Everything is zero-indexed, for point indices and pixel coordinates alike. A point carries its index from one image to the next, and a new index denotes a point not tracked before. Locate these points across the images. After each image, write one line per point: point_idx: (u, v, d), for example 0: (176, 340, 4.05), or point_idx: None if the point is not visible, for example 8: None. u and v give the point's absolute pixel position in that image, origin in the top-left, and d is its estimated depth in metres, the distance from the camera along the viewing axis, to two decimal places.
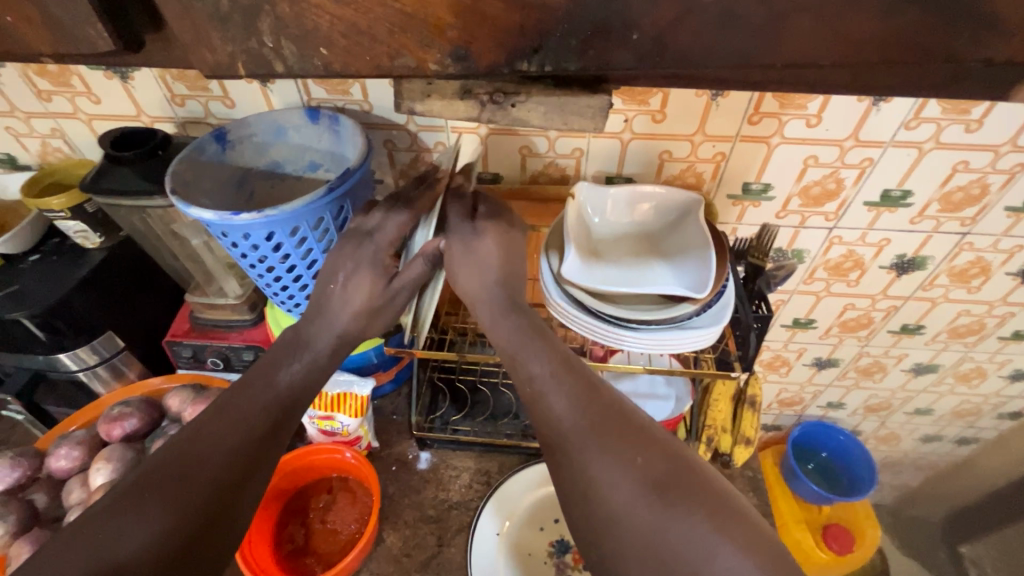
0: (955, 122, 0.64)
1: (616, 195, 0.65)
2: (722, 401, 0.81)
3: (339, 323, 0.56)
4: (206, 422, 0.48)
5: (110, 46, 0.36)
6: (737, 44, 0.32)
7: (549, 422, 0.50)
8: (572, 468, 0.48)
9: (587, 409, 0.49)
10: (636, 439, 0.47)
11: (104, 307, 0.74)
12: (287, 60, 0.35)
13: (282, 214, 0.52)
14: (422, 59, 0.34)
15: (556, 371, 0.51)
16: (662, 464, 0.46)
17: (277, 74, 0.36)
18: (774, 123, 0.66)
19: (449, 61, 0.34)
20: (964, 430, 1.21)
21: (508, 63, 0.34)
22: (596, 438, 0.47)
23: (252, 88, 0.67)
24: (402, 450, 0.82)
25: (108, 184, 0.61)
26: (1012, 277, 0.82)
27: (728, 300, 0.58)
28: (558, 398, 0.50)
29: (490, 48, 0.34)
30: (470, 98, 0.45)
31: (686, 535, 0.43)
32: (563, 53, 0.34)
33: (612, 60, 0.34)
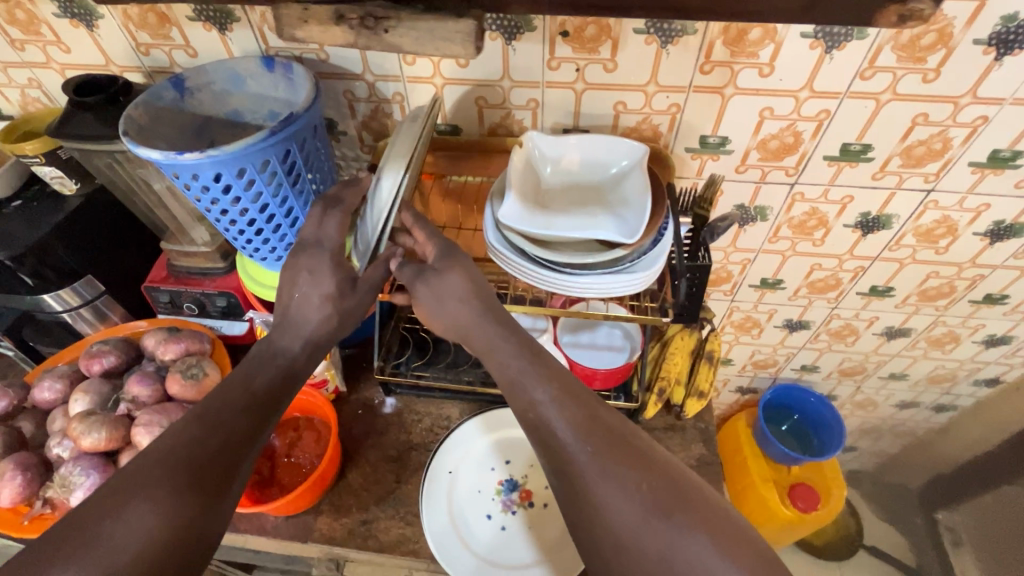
0: (911, 72, 0.62)
1: (563, 144, 0.66)
2: (679, 354, 0.84)
3: (308, 329, 0.58)
4: (201, 423, 0.51)
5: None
6: None
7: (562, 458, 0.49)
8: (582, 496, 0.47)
9: (593, 439, 0.49)
10: (637, 460, 0.48)
11: (83, 252, 0.78)
12: None
13: (225, 155, 0.55)
14: None
15: (557, 397, 0.51)
16: (663, 485, 0.46)
17: None
18: (726, 73, 0.65)
19: None
20: (941, 397, 1.22)
21: None
22: (599, 464, 0.47)
23: (212, 37, 0.69)
24: (369, 396, 0.86)
25: (73, 129, 0.64)
26: (980, 237, 0.81)
27: (663, 248, 0.59)
28: (559, 425, 0.50)
29: None
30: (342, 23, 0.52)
31: (691, 552, 0.43)
32: None
33: None
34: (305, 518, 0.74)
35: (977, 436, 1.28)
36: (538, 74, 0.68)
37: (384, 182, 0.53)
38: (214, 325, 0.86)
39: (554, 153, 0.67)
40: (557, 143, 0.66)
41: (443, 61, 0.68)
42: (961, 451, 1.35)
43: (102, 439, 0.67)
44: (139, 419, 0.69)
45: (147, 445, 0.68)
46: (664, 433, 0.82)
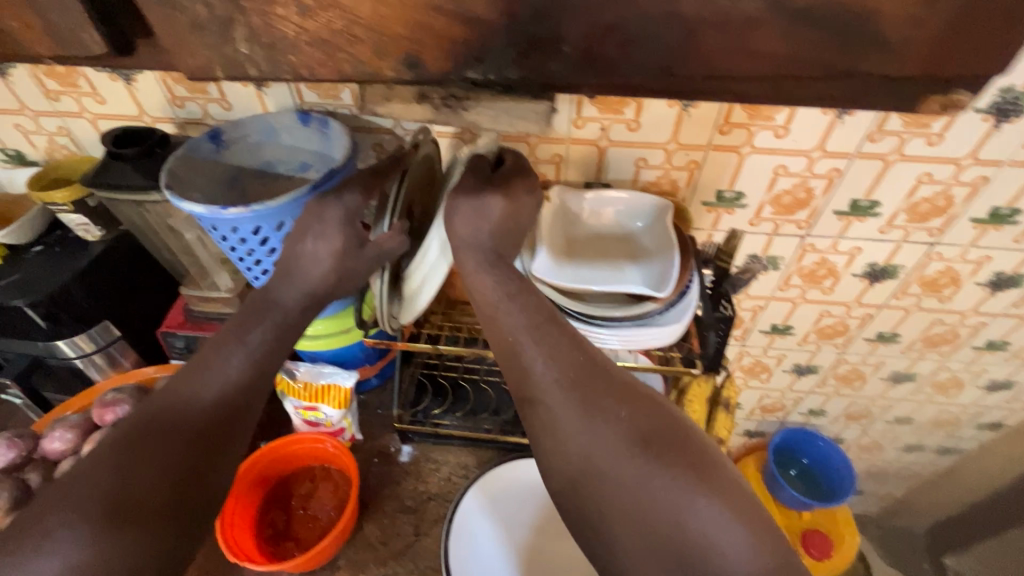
0: (916, 135, 0.67)
1: (484, 207, 0.55)
2: (698, 402, 0.83)
3: (308, 280, 0.57)
4: (167, 419, 0.48)
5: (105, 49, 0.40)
6: (662, 52, 0.36)
7: (504, 347, 0.54)
8: (515, 366, 0.53)
9: (567, 367, 0.51)
10: (621, 395, 0.51)
11: (102, 298, 0.77)
12: (261, 66, 0.38)
13: (268, 209, 0.56)
14: (380, 67, 0.38)
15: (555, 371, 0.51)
16: (643, 421, 0.49)
17: (250, 76, 0.39)
18: (744, 133, 0.69)
19: (404, 68, 0.38)
20: (945, 441, 1.23)
21: (456, 72, 0.38)
22: (571, 393, 0.50)
23: (248, 92, 0.71)
24: (384, 444, 0.85)
25: (109, 179, 0.64)
26: (982, 287, 0.85)
27: (691, 300, 0.60)
28: (545, 377, 0.51)
29: (439, 57, 0.37)
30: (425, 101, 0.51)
31: (655, 479, 0.46)
32: (503, 62, 0.37)
33: (547, 70, 0.37)
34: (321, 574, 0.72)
35: (981, 479, 1.29)
36: (563, 131, 0.71)
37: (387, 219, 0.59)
38: None
39: (479, 219, 0.55)
40: (472, 205, 0.55)
41: None
42: (965, 494, 1.36)
43: None
44: None
45: None
46: None
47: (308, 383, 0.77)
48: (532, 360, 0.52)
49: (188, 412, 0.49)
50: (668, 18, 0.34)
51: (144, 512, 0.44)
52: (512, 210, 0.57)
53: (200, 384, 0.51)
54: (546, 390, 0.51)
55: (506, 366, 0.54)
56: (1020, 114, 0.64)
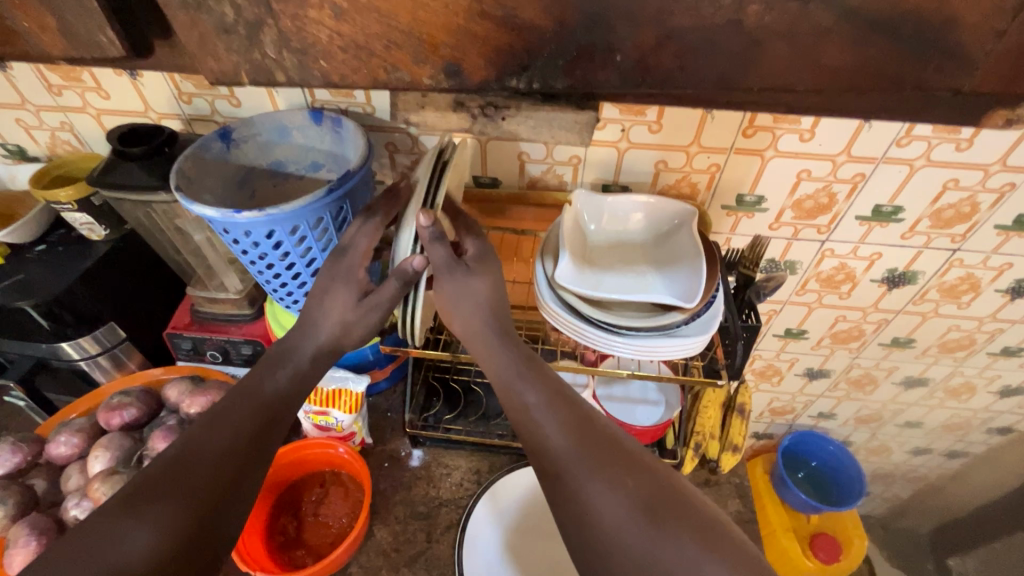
0: (946, 141, 0.65)
1: (468, 287, 0.57)
2: (713, 407, 0.79)
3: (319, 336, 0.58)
4: (201, 430, 0.51)
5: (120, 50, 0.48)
6: (709, 62, 0.41)
7: (518, 416, 0.56)
8: (531, 428, 0.54)
9: (578, 438, 0.52)
10: (632, 468, 0.50)
11: (108, 299, 0.75)
12: (288, 68, 0.43)
13: (283, 213, 0.54)
14: (418, 74, 0.43)
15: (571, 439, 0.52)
16: (642, 488, 0.49)
17: (277, 80, 0.44)
18: (768, 137, 0.67)
19: (443, 75, 0.43)
20: (954, 444, 1.23)
21: (500, 79, 0.43)
22: (587, 466, 0.50)
23: (258, 90, 0.69)
24: (395, 448, 0.83)
25: (115, 179, 0.62)
26: (1002, 294, 0.84)
27: (717, 310, 0.59)
28: (550, 427, 0.53)
29: (482, 65, 0.42)
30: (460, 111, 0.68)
31: (670, 547, 0.45)
32: (550, 71, 0.42)
33: (598, 78, 0.42)
34: None
35: (988, 483, 1.29)
36: (582, 132, 0.69)
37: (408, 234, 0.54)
38: (235, 373, 0.83)
39: (468, 298, 0.58)
40: (457, 284, 0.57)
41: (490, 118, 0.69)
42: (972, 497, 1.36)
43: None
44: None
45: None
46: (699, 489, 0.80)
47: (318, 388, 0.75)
48: (545, 424, 0.53)
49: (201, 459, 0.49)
50: (727, 26, 0.39)
51: (171, 500, 0.46)
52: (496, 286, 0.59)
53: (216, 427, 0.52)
54: (558, 455, 0.52)
55: (522, 431, 0.55)
56: None
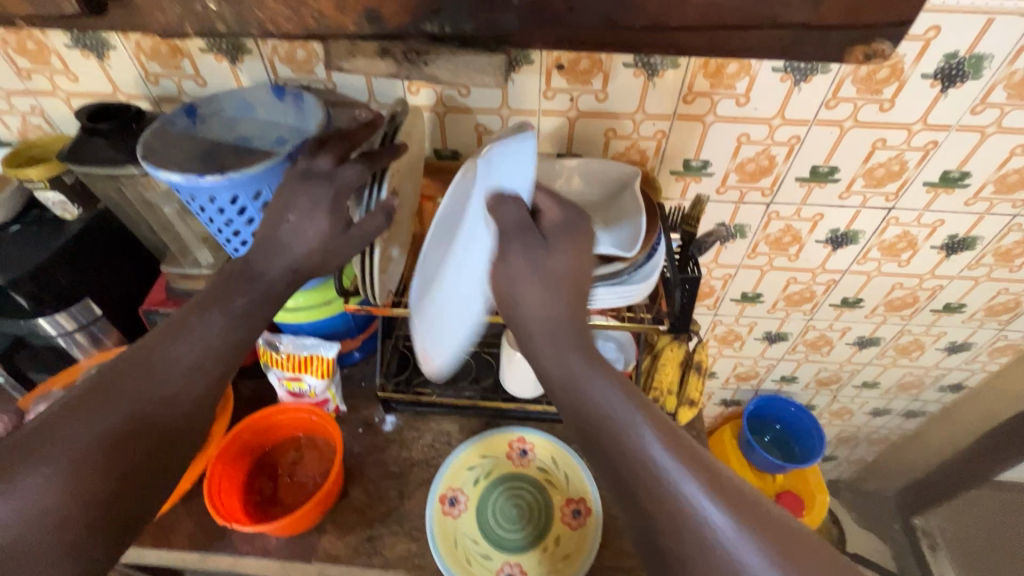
0: (869, 102, 0.70)
1: (544, 263, 0.52)
2: (670, 365, 0.86)
3: (292, 254, 0.57)
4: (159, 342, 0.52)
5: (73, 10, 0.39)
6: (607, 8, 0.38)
7: (563, 381, 0.49)
8: (571, 399, 0.49)
9: (656, 427, 0.46)
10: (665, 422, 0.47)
11: (82, 276, 0.77)
12: (228, 22, 0.40)
13: (244, 177, 0.57)
14: (342, 23, 0.40)
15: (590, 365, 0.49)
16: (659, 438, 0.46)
17: (218, 33, 0.41)
18: (707, 102, 0.71)
19: (364, 23, 0.40)
20: (910, 404, 1.29)
21: (414, 26, 0.39)
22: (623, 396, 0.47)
23: (222, 68, 0.72)
24: (368, 414, 0.87)
25: (86, 155, 0.65)
26: (937, 250, 0.89)
27: (657, 261, 0.63)
28: (593, 385, 0.48)
29: (396, 11, 0.39)
30: (387, 57, 0.53)
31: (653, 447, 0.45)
32: (459, 15, 0.39)
33: (499, 24, 0.39)
34: (307, 538, 0.74)
35: (944, 441, 1.36)
36: (534, 103, 0.73)
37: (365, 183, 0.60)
38: None
39: (547, 270, 0.52)
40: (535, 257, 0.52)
41: (446, 93, 0.73)
42: (933, 455, 1.42)
43: None
44: None
45: None
46: None
47: (290, 354, 0.78)
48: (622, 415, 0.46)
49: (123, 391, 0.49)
50: None
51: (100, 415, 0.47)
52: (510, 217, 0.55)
53: (173, 350, 0.52)
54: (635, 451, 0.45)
55: (563, 399, 0.49)
56: (965, 79, 0.67)
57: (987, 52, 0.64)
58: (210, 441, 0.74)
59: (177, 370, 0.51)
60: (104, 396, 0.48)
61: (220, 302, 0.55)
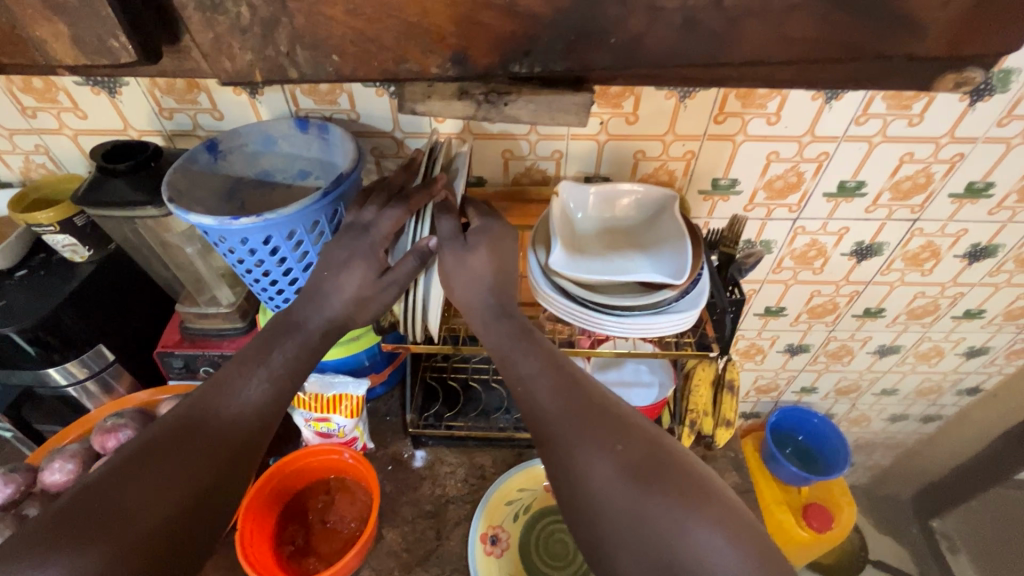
0: (899, 117, 0.70)
1: (465, 261, 0.58)
2: (704, 385, 0.83)
3: (330, 309, 0.58)
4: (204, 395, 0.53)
5: (132, 57, 0.39)
6: (696, 46, 0.38)
7: (512, 378, 0.56)
8: (516, 385, 0.55)
9: (565, 399, 0.53)
10: (616, 427, 0.51)
11: (95, 320, 0.74)
12: (302, 67, 0.39)
13: (280, 217, 0.55)
14: (425, 64, 0.39)
15: (541, 368, 0.55)
16: (632, 451, 0.50)
17: (292, 81, 0.40)
18: (738, 122, 0.71)
19: (450, 64, 0.39)
20: (928, 408, 1.29)
21: (503, 66, 0.39)
22: (578, 424, 0.51)
23: (240, 100, 0.69)
24: (397, 450, 0.84)
25: (103, 196, 0.62)
26: (960, 259, 0.89)
27: (704, 287, 0.62)
28: (540, 388, 0.54)
29: (485, 52, 0.39)
30: (466, 99, 0.50)
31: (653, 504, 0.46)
32: (551, 55, 0.39)
33: (591, 61, 0.39)
34: None
35: (960, 444, 1.36)
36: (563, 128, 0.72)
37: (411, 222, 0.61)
38: None
39: (465, 275, 0.58)
40: (456, 257, 0.58)
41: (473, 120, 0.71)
42: (950, 457, 1.42)
43: None
44: None
45: None
46: None
47: (317, 394, 0.75)
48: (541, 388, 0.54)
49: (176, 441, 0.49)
50: (707, 6, 0.36)
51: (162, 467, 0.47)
52: (497, 254, 0.60)
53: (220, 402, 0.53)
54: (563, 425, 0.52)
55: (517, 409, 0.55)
56: (993, 93, 0.67)
57: (1015, 66, 0.65)
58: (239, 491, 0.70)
59: (225, 420, 0.52)
60: (162, 453, 0.48)
61: (262, 360, 0.56)
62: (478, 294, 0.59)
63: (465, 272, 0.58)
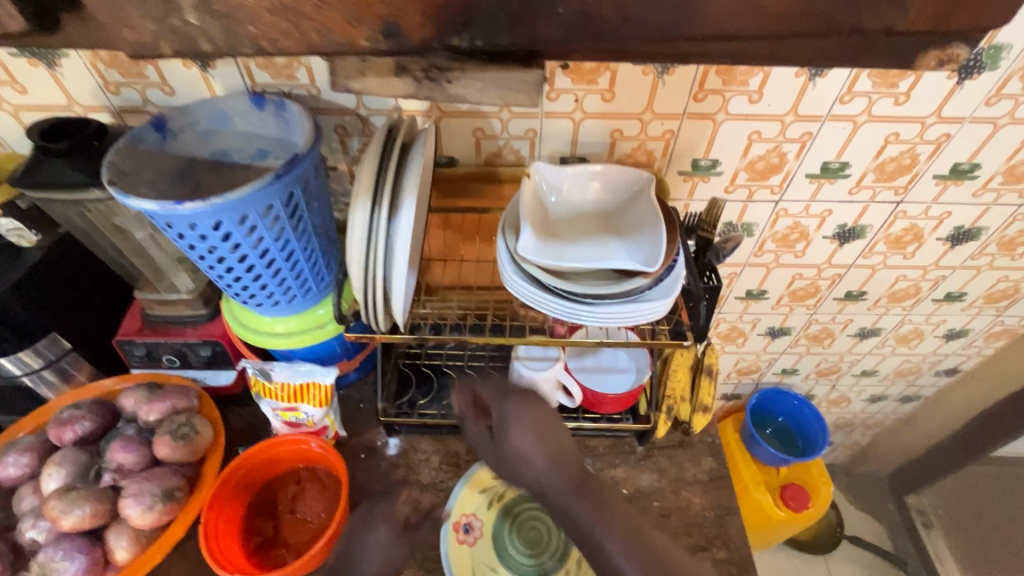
0: (884, 96, 0.67)
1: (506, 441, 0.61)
2: (682, 370, 0.82)
3: None
4: None
5: (21, 25, 0.38)
6: (660, 14, 0.36)
7: (533, 484, 0.61)
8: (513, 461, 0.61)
9: (560, 469, 0.60)
10: (649, 555, 0.55)
11: (47, 307, 0.70)
12: (214, 38, 0.36)
13: (229, 202, 0.52)
14: (352, 34, 0.37)
15: (570, 487, 0.59)
16: (654, 544, 0.56)
17: (203, 52, 0.37)
18: (718, 100, 0.68)
19: (381, 36, 0.37)
20: (906, 389, 1.30)
21: (439, 38, 0.37)
22: (621, 542, 0.55)
23: (191, 74, 0.65)
24: (370, 438, 0.82)
25: (41, 177, 0.58)
26: (942, 242, 0.88)
27: (678, 274, 0.60)
28: (585, 509, 0.58)
29: (421, 22, 0.36)
30: (404, 74, 0.44)
31: None
32: (492, 27, 0.37)
33: (540, 32, 0.37)
34: None
35: (937, 423, 1.38)
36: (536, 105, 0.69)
37: (363, 211, 0.52)
38: (195, 377, 0.80)
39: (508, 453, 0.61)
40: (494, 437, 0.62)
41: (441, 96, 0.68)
42: (927, 436, 1.44)
43: (86, 516, 0.60)
44: (127, 490, 0.62)
45: (137, 517, 0.62)
46: (674, 451, 0.83)
47: (284, 383, 0.73)
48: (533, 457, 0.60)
49: None
50: None
51: None
52: (540, 425, 0.62)
53: None
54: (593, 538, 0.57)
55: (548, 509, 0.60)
56: (981, 71, 0.65)
57: (1005, 42, 0.62)
58: (203, 482, 0.69)
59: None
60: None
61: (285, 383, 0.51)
62: (527, 445, 0.61)
63: (504, 460, 0.62)
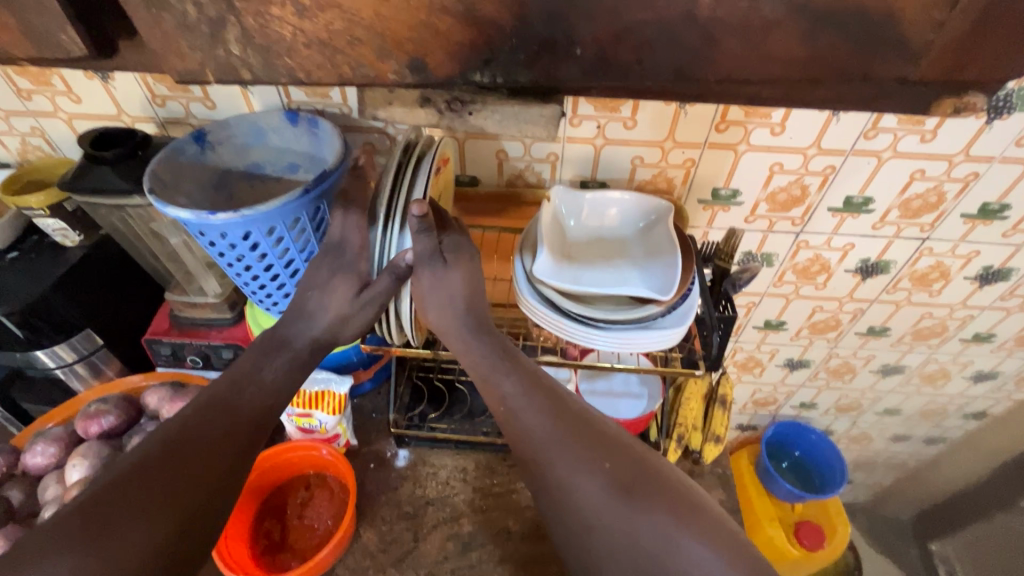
0: (910, 132, 0.67)
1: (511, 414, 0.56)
2: (694, 400, 0.83)
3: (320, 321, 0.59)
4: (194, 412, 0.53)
5: (82, 51, 0.43)
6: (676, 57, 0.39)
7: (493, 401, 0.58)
8: (509, 417, 0.57)
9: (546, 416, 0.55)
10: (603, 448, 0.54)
11: (83, 304, 0.74)
12: (254, 68, 0.41)
13: (260, 213, 0.54)
14: (382, 69, 0.41)
15: (524, 391, 0.56)
16: (620, 469, 0.53)
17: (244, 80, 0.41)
18: (740, 131, 0.68)
19: (407, 70, 0.41)
20: (931, 430, 1.26)
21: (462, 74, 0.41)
22: (569, 452, 0.53)
23: (232, 91, 0.69)
24: (380, 448, 0.83)
25: (90, 184, 0.62)
26: (970, 281, 0.86)
27: (692, 303, 0.60)
28: (525, 414, 0.55)
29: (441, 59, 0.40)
30: (427, 106, 0.54)
31: (645, 526, 0.50)
32: (511, 66, 0.40)
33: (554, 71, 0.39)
34: None
35: (965, 467, 1.32)
36: (558, 130, 0.70)
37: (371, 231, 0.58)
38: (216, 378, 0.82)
39: (442, 291, 0.57)
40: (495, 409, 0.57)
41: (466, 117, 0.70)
42: (954, 480, 1.38)
43: None
44: None
45: None
46: None
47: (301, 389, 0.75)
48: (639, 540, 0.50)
49: (180, 446, 0.50)
50: None
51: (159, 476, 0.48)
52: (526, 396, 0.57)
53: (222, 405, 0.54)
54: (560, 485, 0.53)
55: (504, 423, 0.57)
56: (1012, 111, 0.64)
57: None
58: None
59: (215, 430, 0.52)
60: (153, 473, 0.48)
61: (262, 360, 0.58)
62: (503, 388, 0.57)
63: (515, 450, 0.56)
